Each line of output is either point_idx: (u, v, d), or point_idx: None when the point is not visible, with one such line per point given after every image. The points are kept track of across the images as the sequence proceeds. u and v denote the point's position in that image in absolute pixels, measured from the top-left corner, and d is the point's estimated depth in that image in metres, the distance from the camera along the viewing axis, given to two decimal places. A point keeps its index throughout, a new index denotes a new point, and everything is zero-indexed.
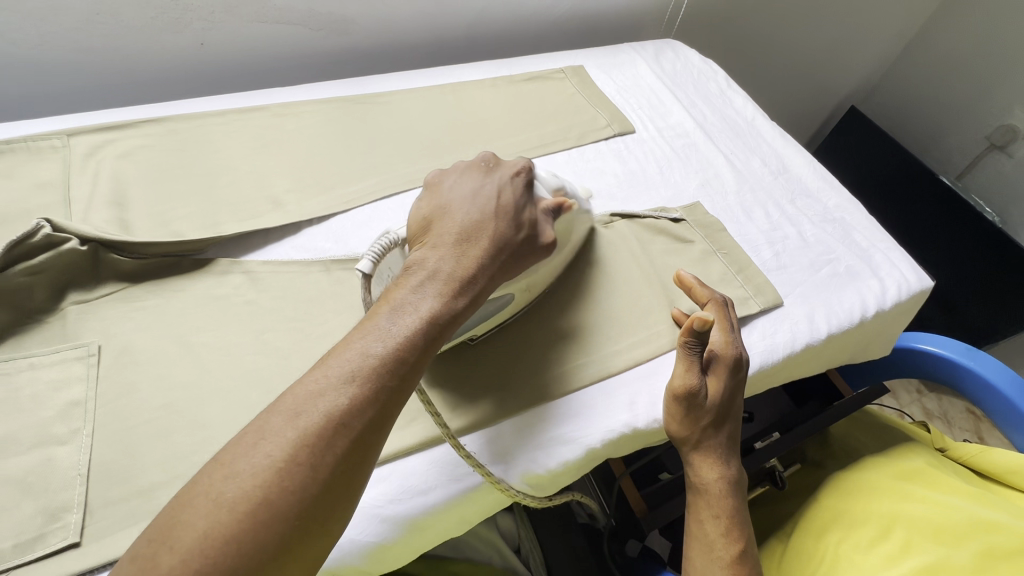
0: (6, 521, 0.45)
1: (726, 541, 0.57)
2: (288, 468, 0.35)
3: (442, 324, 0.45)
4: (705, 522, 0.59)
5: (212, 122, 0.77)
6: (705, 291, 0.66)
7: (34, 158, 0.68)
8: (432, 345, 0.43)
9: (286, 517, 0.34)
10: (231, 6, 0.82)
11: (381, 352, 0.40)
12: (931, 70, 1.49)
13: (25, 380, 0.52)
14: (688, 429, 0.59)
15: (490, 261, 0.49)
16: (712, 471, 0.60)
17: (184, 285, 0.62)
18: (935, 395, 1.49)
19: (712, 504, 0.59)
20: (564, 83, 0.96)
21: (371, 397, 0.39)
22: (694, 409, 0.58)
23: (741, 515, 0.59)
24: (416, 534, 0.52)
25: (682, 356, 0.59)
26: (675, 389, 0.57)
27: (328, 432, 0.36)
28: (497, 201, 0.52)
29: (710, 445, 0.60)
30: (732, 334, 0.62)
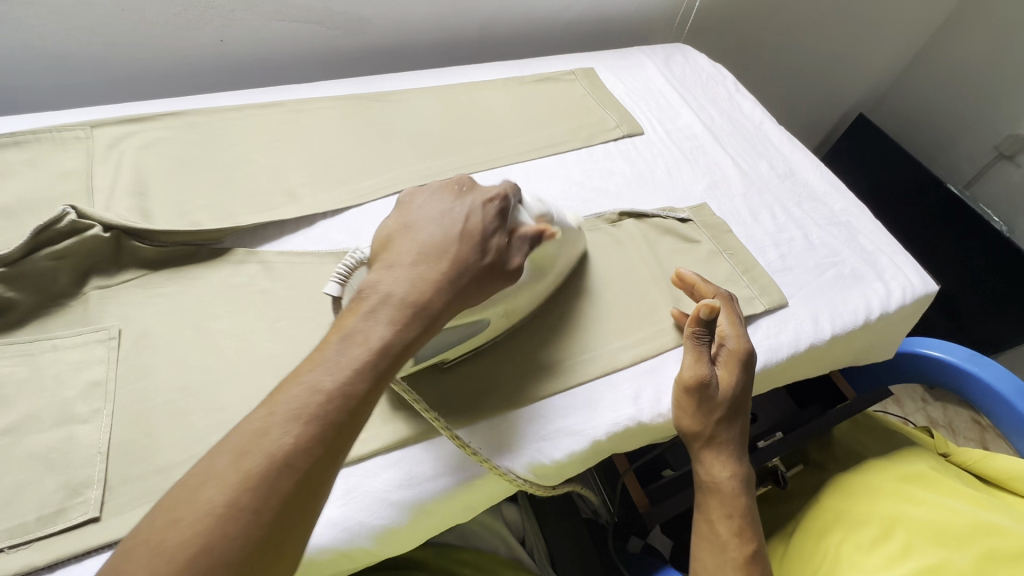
0: (30, 495, 0.47)
1: (738, 540, 0.58)
2: (229, 514, 0.34)
3: (395, 354, 0.44)
4: (717, 522, 0.60)
5: (230, 116, 0.79)
6: (710, 288, 0.68)
7: (59, 148, 0.70)
8: (383, 376, 0.43)
9: (226, 565, 0.34)
10: (251, 4, 0.85)
11: (332, 385, 0.40)
12: (941, 78, 1.50)
13: (48, 361, 0.54)
14: (699, 427, 0.60)
15: (451, 286, 0.48)
16: (723, 470, 0.61)
17: (202, 273, 0.64)
18: (939, 404, 1.49)
19: (724, 503, 0.60)
20: (574, 84, 0.98)
21: (316, 436, 0.38)
22: (703, 407, 0.60)
23: (752, 514, 0.60)
24: (426, 518, 0.53)
25: (689, 346, 0.61)
26: (686, 378, 0.59)
27: (269, 474, 0.36)
28: (464, 226, 0.51)
29: (721, 444, 0.61)
30: (741, 326, 0.64)
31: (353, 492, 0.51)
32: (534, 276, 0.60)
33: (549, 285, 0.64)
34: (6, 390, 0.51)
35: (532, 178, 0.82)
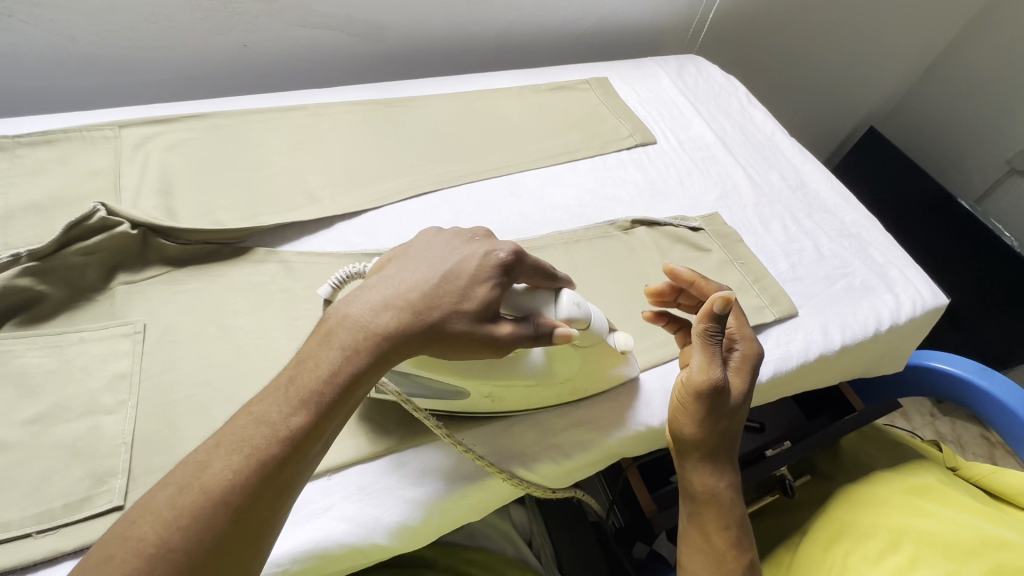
0: (57, 482, 0.48)
1: (734, 550, 0.57)
2: (158, 554, 0.33)
3: (340, 395, 0.40)
4: (714, 530, 0.58)
5: (253, 119, 0.81)
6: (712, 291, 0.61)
7: (88, 146, 0.72)
8: (324, 417, 0.40)
9: None
10: (276, 10, 0.87)
11: (277, 419, 0.38)
12: (952, 93, 1.50)
13: (76, 353, 0.55)
14: (704, 436, 0.57)
15: (415, 329, 0.42)
16: (721, 478, 0.59)
17: (224, 271, 0.65)
18: (947, 419, 1.48)
19: (721, 513, 0.59)
20: (588, 93, 0.99)
21: (255, 472, 0.37)
22: (709, 416, 0.56)
23: (747, 523, 0.59)
24: (439, 516, 0.54)
25: (699, 345, 0.55)
26: (700, 381, 0.54)
27: (201, 508, 0.35)
28: (453, 269, 0.45)
29: (721, 453, 0.59)
30: (749, 333, 0.61)
31: (368, 489, 0.52)
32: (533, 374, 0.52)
33: (555, 393, 0.56)
34: (36, 380, 0.53)
35: (546, 184, 0.84)
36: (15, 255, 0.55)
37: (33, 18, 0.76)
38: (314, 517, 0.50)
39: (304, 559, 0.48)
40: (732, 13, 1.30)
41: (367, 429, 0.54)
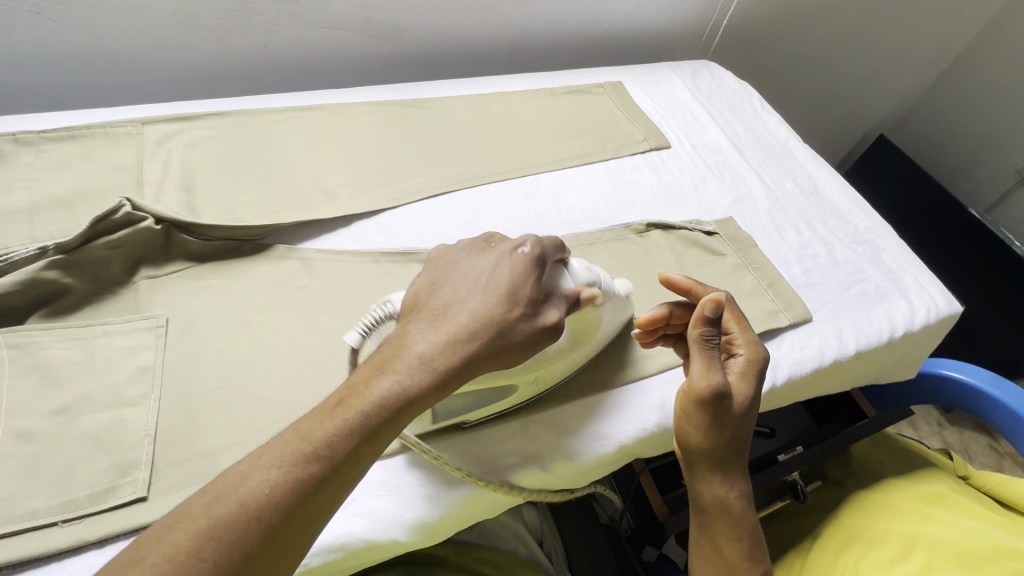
0: (83, 473, 0.49)
1: (747, 562, 0.56)
2: (188, 563, 0.33)
3: (393, 412, 0.41)
4: (726, 541, 0.57)
5: (272, 118, 0.82)
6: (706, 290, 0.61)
7: (111, 142, 0.73)
8: (379, 434, 0.41)
9: None
10: (296, 11, 0.88)
11: (320, 438, 0.39)
12: (964, 102, 1.50)
13: (100, 345, 0.56)
14: (711, 446, 0.55)
15: (463, 343, 0.43)
16: (732, 489, 0.57)
17: (245, 267, 0.66)
18: (955, 429, 1.48)
19: (732, 524, 0.57)
20: (602, 97, 1.00)
21: (293, 489, 0.37)
22: (715, 426, 0.54)
23: (760, 531, 0.58)
24: (458, 513, 0.54)
25: (696, 348, 0.55)
26: (699, 387, 0.54)
27: (236, 523, 0.35)
28: (488, 279, 0.46)
29: (729, 462, 0.57)
30: (751, 331, 0.60)
31: (387, 484, 0.52)
32: (571, 341, 0.56)
33: (590, 351, 0.60)
34: (61, 371, 0.53)
35: (561, 187, 0.84)
36: (42, 248, 0.56)
37: (60, 16, 0.77)
38: (335, 512, 0.50)
39: (325, 553, 0.49)
40: (745, 19, 1.31)
41: None
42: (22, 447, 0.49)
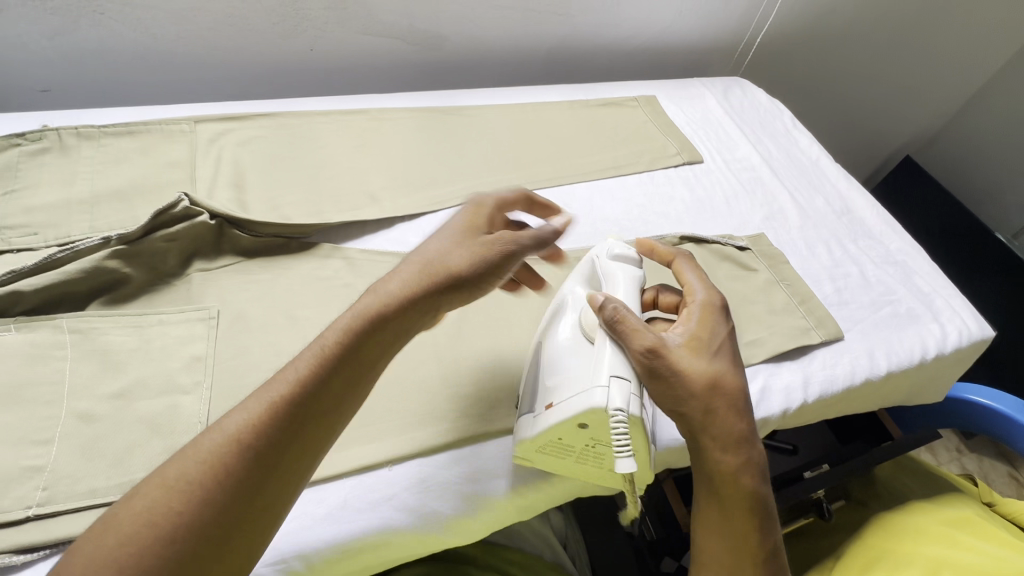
0: (139, 456, 0.51)
1: (751, 537, 0.49)
2: (177, 489, 0.35)
3: (358, 337, 0.42)
4: (728, 516, 0.49)
5: (318, 121, 0.84)
6: (666, 249, 0.59)
7: (165, 137, 0.75)
8: (347, 358, 0.42)
9: (169, 540, 0.34)
10: (344, 19, 0.91)
11: (296, 370, 0.40)
12: (990, 128, 1.49)
13: (156, 334, 0.58)
14: (696, 402, 0.48)
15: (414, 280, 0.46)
16: (733, 455, 0.49)
17: (292, 264, 0.68)
18: (975, 456, 1.46)
19: (738, 493, 0.49)
20: (636, 111, 1.01)
21: (274, 412, 0.38)
22: (681, 378, 0.48)
23: (768, 502, 0.50)
24: (493, 512, 0.56)
25: (613, 322, 0.49)
26: (641, 349, 0.48)
27: (224, 447, 0.37)
28: (440, 234, 0.50)
29: (728, 420, 0.49)
30: (704, 278, 0.56)
31: (426, 482, 0.54)
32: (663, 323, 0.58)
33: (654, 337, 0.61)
34: (119, 357, 0.55)
35: (596, 197, 0.86)
36: (106, 238, 0.58)
37: (122, 16, 0.81)
38: (376, 506, 0.52)
39: (366, 545, 0.50)
40: (775, 36, 1.32)
41: (427, 423, 0.56)
42: (83, 427, 0.51)
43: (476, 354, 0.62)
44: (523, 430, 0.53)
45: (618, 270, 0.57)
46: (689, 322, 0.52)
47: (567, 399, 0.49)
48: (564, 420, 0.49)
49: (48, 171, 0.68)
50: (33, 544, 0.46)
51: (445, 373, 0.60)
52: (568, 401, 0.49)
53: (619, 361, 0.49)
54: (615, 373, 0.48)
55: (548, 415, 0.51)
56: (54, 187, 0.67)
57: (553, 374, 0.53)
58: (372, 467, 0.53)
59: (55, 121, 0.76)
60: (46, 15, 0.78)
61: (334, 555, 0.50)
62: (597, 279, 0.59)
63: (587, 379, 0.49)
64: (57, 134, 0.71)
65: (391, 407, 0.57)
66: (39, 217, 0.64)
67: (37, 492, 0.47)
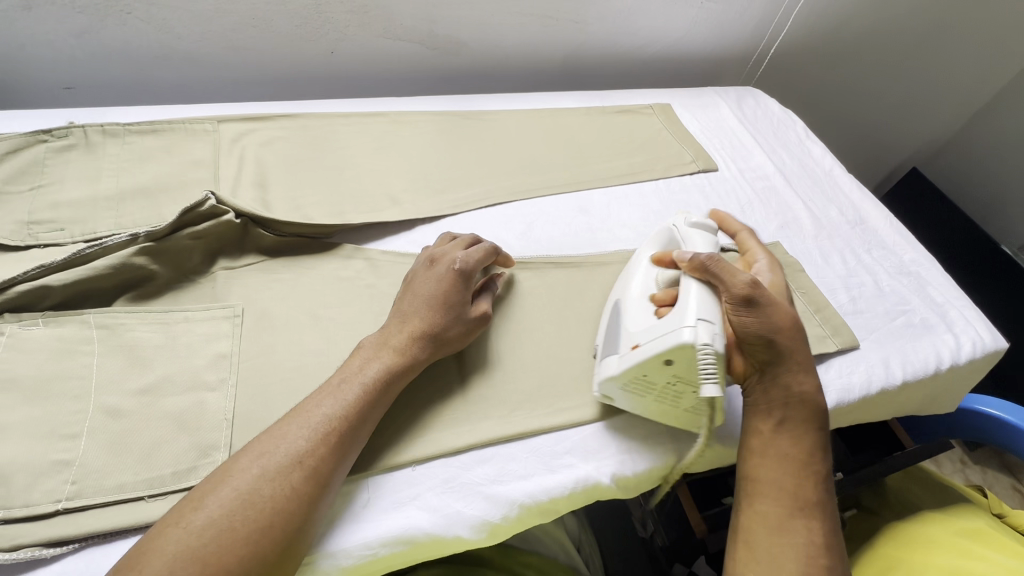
0: (166, 452, 0.51)
1: (814, 455, 0.54)
2: (249, 500, 0.42)
3: (386, 386, 0.52)
4: (798, 432, 0.55)
5: (338, 123, 0.85)
6: (735, 223, 0.72)
7: (189, 136, 0.76)
8: (378, 401, 0.51)
9: (242, 543, 0.41)
10: (366, 22, 0.91)
11: (338, 407, 0.49)
12: (996, 143, 1.49)
13: (182, 331, 0.58)
14: (788, 326, 0.56)
15: (422, 334, 0.55)
16: (811, 379, 0.56)
17: (314, 263, 0.69)
18: (979, 467, 1.46)
19: (806, 415, 0.55)
20: (651, 118, 1.02)
21: (324, 442, 0.47)
22: (776, 308, 0.56)
23: (827, 428, 0.56)
24: (519, 515, 0.55)
25: (712, 267, 0.55)
26: (742, 290, 0.54)
27: (287, 469, 0.45)
28: (433, 292, 0.57)
29: (801, 352, 0.57)
30: (766, 249, 0.69)
31: (452, 482, 0.54)
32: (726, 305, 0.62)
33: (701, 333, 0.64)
34: (145, 353, 0.56)
35: (613, 203, 0.86)
36: (134, 235, 0.59)
37: (147, 16, 0.81)
38: (401, 506, 0.52)
39: (393, 545, 0.50)
40: (786, 48, 1.33)
41: (448, 427, 0.57)
42: (111, 422, 0.51)
43: (500, 354, 0.63)
44: (608, 368, 0.57)
45: (695, 235, 0.64)
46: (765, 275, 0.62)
47: (653, 339, 0.53)
48: (652, 357, 0.53)
49: (74, 168, 0.69)
50: (62, 538, 0.46)
51: (468, 374, 0.60)
52: (655, 341, 0.53)
53: (704, 307, 0.53)
54: (701, 316, 0.52)
55: (634, 352, 0.54)
56: (81, 184, 0.68)
57: (636, 322, 0.57)
58: (395, 467, 0.53)
59: (81, 118, 0.77)
60: (74, 14, 0.79)
61: (360, 556, 0.49)
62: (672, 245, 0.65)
63: (673, 322, 0.53)
64: (83, 131, 0.71)
65: (413, 407, 0.57)
66: (65, 213, 0.65)
67: (66, 486, 0.47)
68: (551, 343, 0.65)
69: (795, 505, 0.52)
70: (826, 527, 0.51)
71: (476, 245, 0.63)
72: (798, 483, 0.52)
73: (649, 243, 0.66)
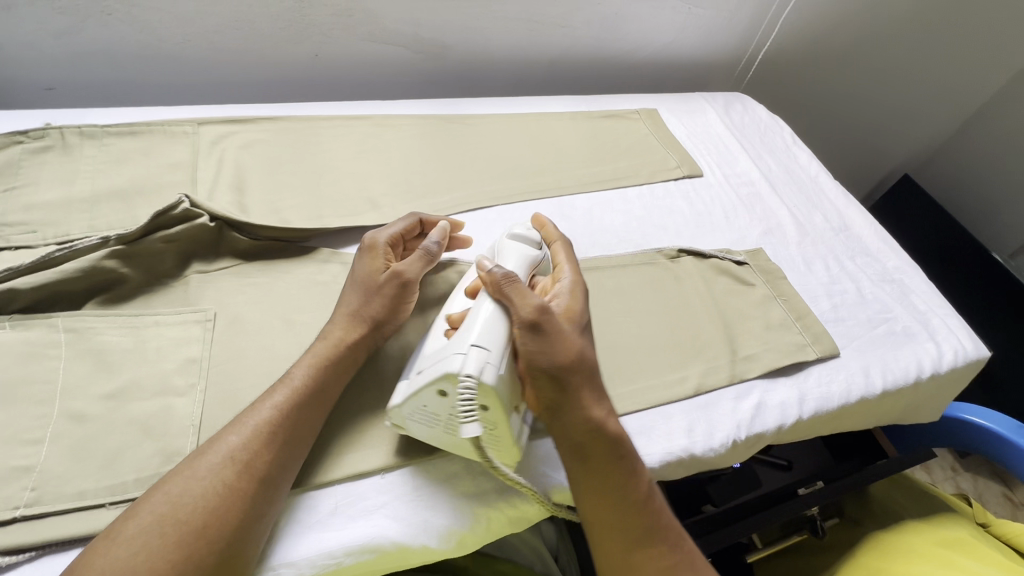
0: (129, 458, 0.50)
1: (627, 485, 0.51)
2: (182, 500, 0.42)
3: (319, 372, 0.52)
4: (602, 469, 0.51)
5: (320, 126, 0.85)
6: (552, 230, 0.64)
7: (167, 138, 0.75)
8: (314, 389, 0.51)
9: (175, 544, 0.40)
10: (351, 25, 0.91)
11: (270, 403, 0.49)
12: (989, 150, 1.49)
13: (151, 335, 0.58)
14: (575, 358, 0.52)
15: (354, 317, 0.55)
16: (602, 409, 0.52)
17: (290, 268, 0.68)
18: (970, 475, 1.45)
19: (609, 448, 0.52)
20: (638, 123, 1.02)
21: (257, 436, 0.47)
22: (562, 340, 0.52)
23: (633, 452, 0.53)
24: (486, 524, 0.55)
25: (503, 291, 0.52)
26: (526, 316, 0.51)
27: (219, 466, 0.44)
28: (354, 280, 0.58)
29: (591, 382, 0.52)
30: (573, 262, 0.62)
31: (421, 490, 0.54)
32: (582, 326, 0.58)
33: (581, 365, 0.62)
34: (113, 357, 0.55)
35: (595, 209, 0.86)
36: (104, 238, 0.58)
37: (129, 17, 0.81)
38: (367, 514, 0.51)
39: (357, 554, 0.50)
40: (776, 53, 1.33)
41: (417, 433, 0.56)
42: (75, 428, 0.50)
43: None
44: (395, 394, 0.53)
45: (511, 249, 0.61)
46: (560, 297, 0.57)
47: (431, 365, 0.50)
48: (427, 385, 0.50)
49: (49, 170, 0.68)
50: (21, 546, 0.45)
51: None
52: (432, 368, 0.50)
53: (486, 333, 0.50)
54: (476, 342, 0.49)
55: (415, 380, 0.51)
56: (55, 186, 0.67)
57: (429, 347, 0.54)
58: (364, 475, 0.53)
59: (60, 120, 0.76)
60: (55, 15, 0.79)
61: (323, 565, 0.49)
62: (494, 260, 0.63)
63: (452, 347, 0.50)
64: (60, 132, 0.71)
65: (383, 415, 0.57)
66: (38, 215, 0.64)
67: (25, 492, 0.47)
68: None
69: (624, 543, 0.50)
70: (660, 548, 0.51)
71: (398, 223, 0.63)
72: (622, 516, 0.51)
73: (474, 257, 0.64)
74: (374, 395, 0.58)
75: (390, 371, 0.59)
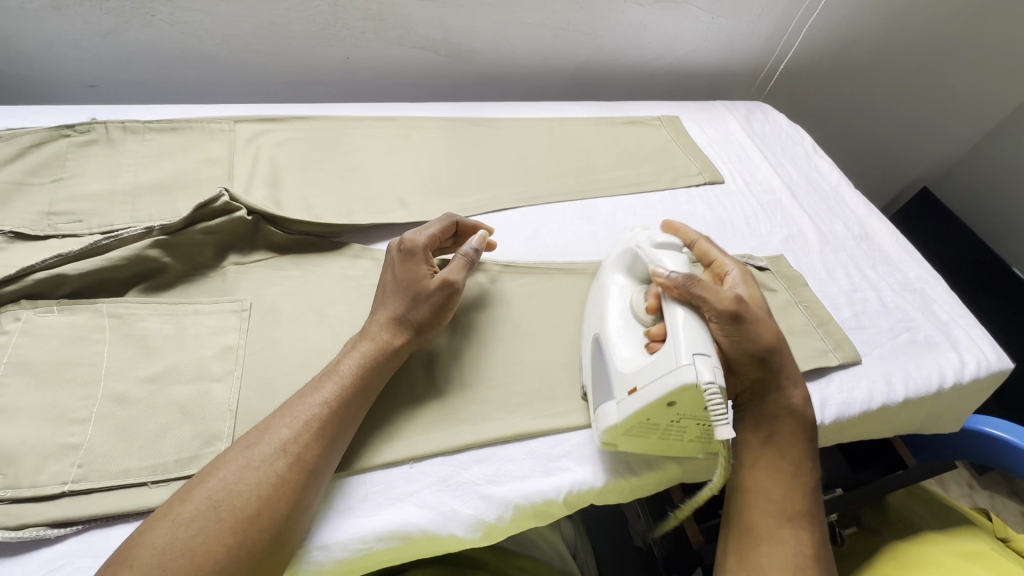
0: (170, 439, 0.52)
1: (804, 466, 0.58)
2: (236, 488, 0.44)
3: (364, 373, 0.53)
4: (782, 449, 0.58)
5: (351, 126, 0.87)
6: (688, 232, 0.72)
7: (206, 134, 0.78)
8: (361, 389, 0.52)
9: (233, 530, 0.42)
10: (381, 29, 0.94)
11: (318, 398, 0.50)
12: (1007, 165, 1.48)
13: (190, 322, 0.59)
14: (776, 341, 0.59)
15: (399, 319, 0.57)
16: (800, 392, 0.60)
17: (322, 262, 0.70)
18: (987, 492, 1.43)
19: (795, 426, 0.59)
20: (660, 130, 1.03)
21: (307, 429, 0.48)
22: (760, 324, 0.59)
23: (814, 440, 0.60)
24: (512, 517, 0.56)
25: (693, 288, 0.55)
26: (722, 307, 0.55)
27: (271, 458, 0.46)
28: (399, 280, 0.59)
29: (789, 367, 0.60)
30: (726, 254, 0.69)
31: (449, 480, 0.55)
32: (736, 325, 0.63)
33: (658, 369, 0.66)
34: (155, 343, 0.57)
35: (618, 212, 0.87)
36: (149, 228, 0.61)
37: (171, 19, 0.84)
38: (398, 502, 0.53)
39: (388, 540, 0.51)
40: (796, 64, 1.34)
41: (443, 426, 0.57)
42: (118, 409, 0.52)
43: (496, 357, 0.64)
44: (608, 415, 0.55)
45: (665, 255, 0.61)
46: (739, 288, 0.64)
47: (653, 380, 0.51)
48: (654, 402, 0.51)
49: (95, 162, 0.71)
50: (66, 520, 0.47)
51: (466, 375, 0.61)
52: (653, 384, 0.51)
53: (696, 340, 0.52)
54: (697, 351, 0.51)
55: (635, 397, 0.53)
56: (100, 178, 0.70)
57: (627, 361, 0.56)
58: (395, 464, 0.54)
59: (103, 115, 0.79)
60: (101, 15, 0.82)
61: (356, 550, 0.50)
62: (640, 265, 0.64)
63: (670, 361, 0.51)
64: (104, 127, 0.73)
65: (411, 407, 0.58)
66: (83, 205, 0.67)
67: (72, 468, 0.49)
68: (550, 352, 0.66)
69: (779, 519, 0.56)
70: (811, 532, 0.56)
71: (433, 224, 0.64)
72: (787, 496, 0.57)
73: (611, 266, 0.65)
74: (405, 387, 0.59)
75: (421, 365, 0.61)
